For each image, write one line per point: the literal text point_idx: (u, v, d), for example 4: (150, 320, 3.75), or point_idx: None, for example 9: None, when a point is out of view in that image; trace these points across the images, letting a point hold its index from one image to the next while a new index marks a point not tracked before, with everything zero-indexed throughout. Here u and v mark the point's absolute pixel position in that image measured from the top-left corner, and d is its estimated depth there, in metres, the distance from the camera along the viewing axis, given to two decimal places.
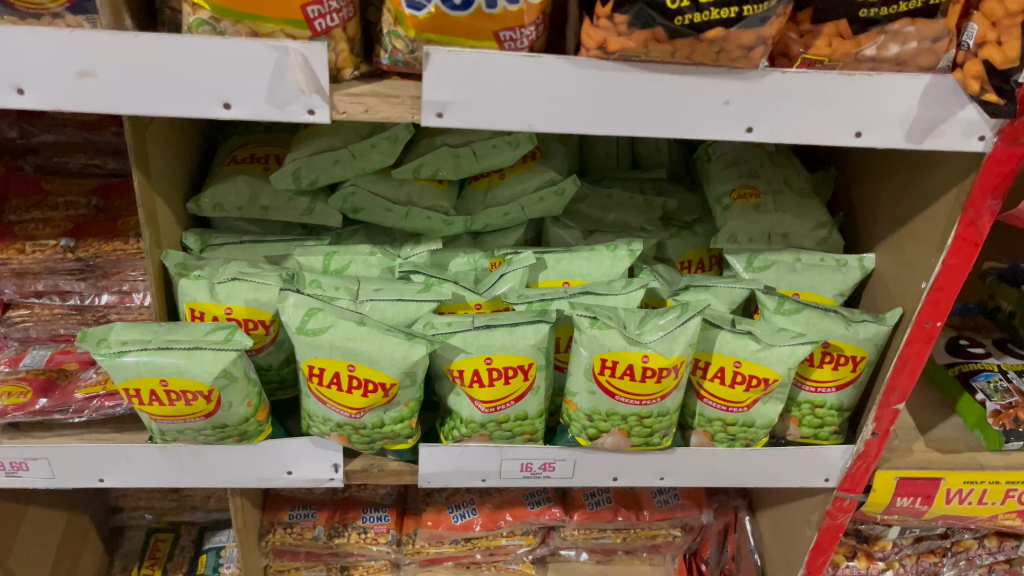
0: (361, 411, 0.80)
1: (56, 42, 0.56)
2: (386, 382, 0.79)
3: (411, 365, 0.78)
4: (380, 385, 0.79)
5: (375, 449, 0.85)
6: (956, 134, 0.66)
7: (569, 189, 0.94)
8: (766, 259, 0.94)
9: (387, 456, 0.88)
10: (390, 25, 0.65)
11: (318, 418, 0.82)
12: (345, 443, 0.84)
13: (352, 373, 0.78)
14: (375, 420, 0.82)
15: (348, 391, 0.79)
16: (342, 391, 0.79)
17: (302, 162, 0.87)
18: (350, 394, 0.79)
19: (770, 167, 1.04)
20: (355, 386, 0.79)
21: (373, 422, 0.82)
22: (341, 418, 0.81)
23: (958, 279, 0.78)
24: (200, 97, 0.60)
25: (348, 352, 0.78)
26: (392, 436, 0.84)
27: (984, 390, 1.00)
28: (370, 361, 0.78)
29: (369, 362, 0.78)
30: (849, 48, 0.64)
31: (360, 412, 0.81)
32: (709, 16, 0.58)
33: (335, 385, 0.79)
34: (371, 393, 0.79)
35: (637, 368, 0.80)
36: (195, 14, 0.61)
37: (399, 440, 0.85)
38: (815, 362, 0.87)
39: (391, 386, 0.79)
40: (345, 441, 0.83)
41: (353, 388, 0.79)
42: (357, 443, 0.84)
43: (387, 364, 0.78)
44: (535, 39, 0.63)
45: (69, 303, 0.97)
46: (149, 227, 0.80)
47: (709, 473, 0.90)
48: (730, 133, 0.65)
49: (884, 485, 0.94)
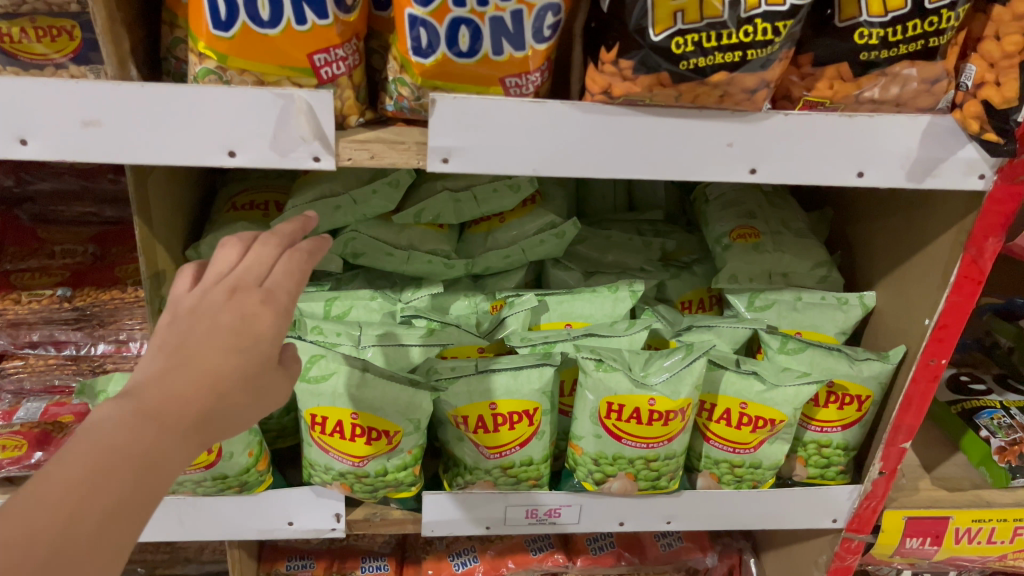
0: (364, 459, 0.79)
1: (62, 93, 0.56)
2: (390, 428, 0.78)
3: (416, 413, 0.78)
4: (384, 432, 0.78)
5: (377, 497, 0.84)
6: (956, 173, 0.66)
7: (569, 232, 0.94)
8: (767, 298, 0.93)
9: (389, 504, 0.86)
10: (396, 73, 0.65)
11: (320, 467, 0.81)
12: (348, 493, 0.82)
13: (355, 421, 0.77)
14: (379, 468, 0.81)
15: (351, 439, 0.78)
16: (345, 439, 0.78)
17: (303, 208, 0.87)
18: (354, 442, 0.78)
19: (768, 207, 1.04)
20: (359, 434, 0.78)
21: (377, 471, 0.81)
22: (344, 466, 0.80)
23: (962, 316, 0.78)
24: (205, 146, 0.59)
25: (352, 400, 0.77)
26: (394, 484, 0.83)
27: (988, 426, 1.00)
28: (375, 409, 0.77)
29: (373, 410, 0.77)
30: (850, 90, 0.64)
31: (364, 460, 0.79)
32: (713, 60, 0.59)
33: (338, 433, 0.78)
34: (375, 440, 0.78)
35: (643, 411, 0.80)
36: (200, 64, 0.60)
37: (402, 488, 0.83)
38: (820, 402, 0.87)
39: (395, 433, 0.79)
40: (347, 490, 0.82)
41: (356, 436, 0.78)
42: (360, 492, 0.82)
43: (392, 412, 0.77)
44: (540, 86, 0.64)
45: (65, 353, 0.95)
46: (149, 274, 0.79)
47: (716, 516, 0.88)
48: (734, 175, 0.65)
49: (892, 526, 0.93)
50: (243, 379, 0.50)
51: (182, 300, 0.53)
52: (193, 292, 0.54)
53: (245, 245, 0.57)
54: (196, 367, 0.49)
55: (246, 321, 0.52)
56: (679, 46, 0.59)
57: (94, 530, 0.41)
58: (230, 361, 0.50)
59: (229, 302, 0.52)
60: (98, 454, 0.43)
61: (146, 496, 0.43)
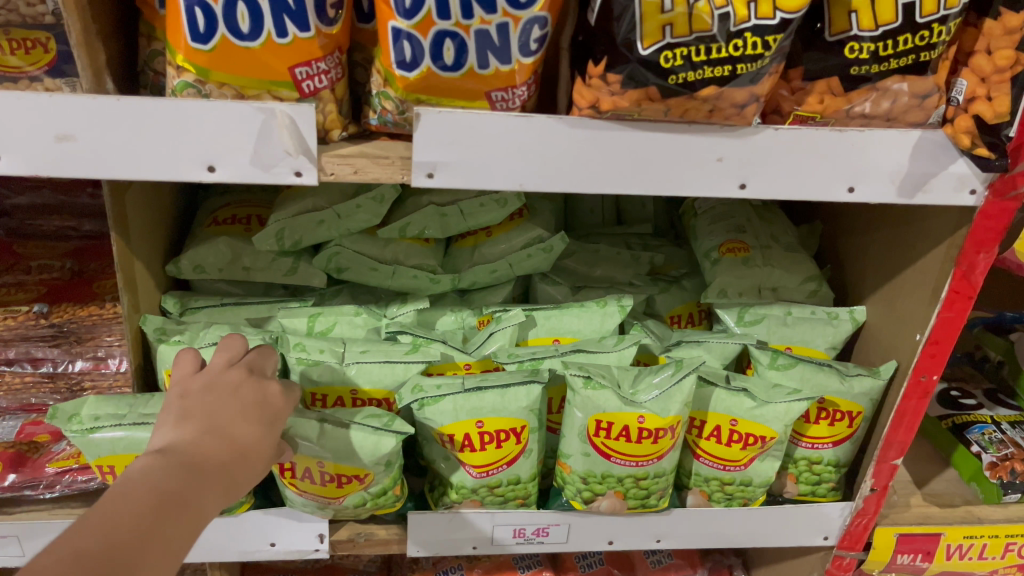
0: (338, 496, 0.79)
1: (35, 106, 0.55)
2: (358, 472, 0.77)
3: (382, 456, 0.76)
4: (353, 475, 0.77)
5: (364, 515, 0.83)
6: (947, 188, 0.66)
7: (557, 246, 0.93)
8: (757, 313, 0.92)
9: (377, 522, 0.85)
10: (379, 86, 0.64)
11: (297, 504, 0.80)
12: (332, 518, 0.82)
13: (322, 468, 0.76)
14: (359, 500, 0.80)
15: (321, 483, 0.77)
16: (315, 484, 0.77)
17: (286, 222, 0.86)
18: (324, 485, 0.77)
19: (757, 221, 1.04)
20: (328, 479, 0.77)
21: (358, 502, 0.80)
22: (321, 503, 0.79)
23: (954, 332, 0.77)
24: (184, 161, 0.58)
25: (314, 452, 0.75)
26: (379, 507, 0.82)
27: (980, 442, 1.00)
28: (339, 457, 0.76)
29: (338, 459, 0.76)
30: (841, 104, 0.64)
31: (342, 496, 0.79)
32: (702, 74, 0.58)
33: (307, 479, 0.77)
34: (345, 482, 0.77)
35: (633, 429, 0.78)
36: (179, 77, 0.59)
37: (388, 506, 0.83)
38: (811, 418, 0.86)
39: (365, 475, 0.77)
40: (331, 518, 0.81)
41: (325, 480, 0.77)
42: (345, 515, 0.82)
43: (357, 457, 0.76)
44: (527, 99, 0.63)
45: (41, 371, 0.92)
46: (127, 290, 0.77)
47: (706, 535, 0.87)
48: (723, 190, 0.64)
49: (884, 543, 0.92)
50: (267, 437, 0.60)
51: (198, 379, 0.61)
52: (203, 374, 0.61)
53: (239, 341, 0.66)
54: (223, 431, 0.56)
55: (263, 398, 0.61)
56: (668, 60, 0.58)
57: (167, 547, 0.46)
58: (255, 432, 0.59)
59: (243, 384, 0.61)
60: (152, 491, 0.49)
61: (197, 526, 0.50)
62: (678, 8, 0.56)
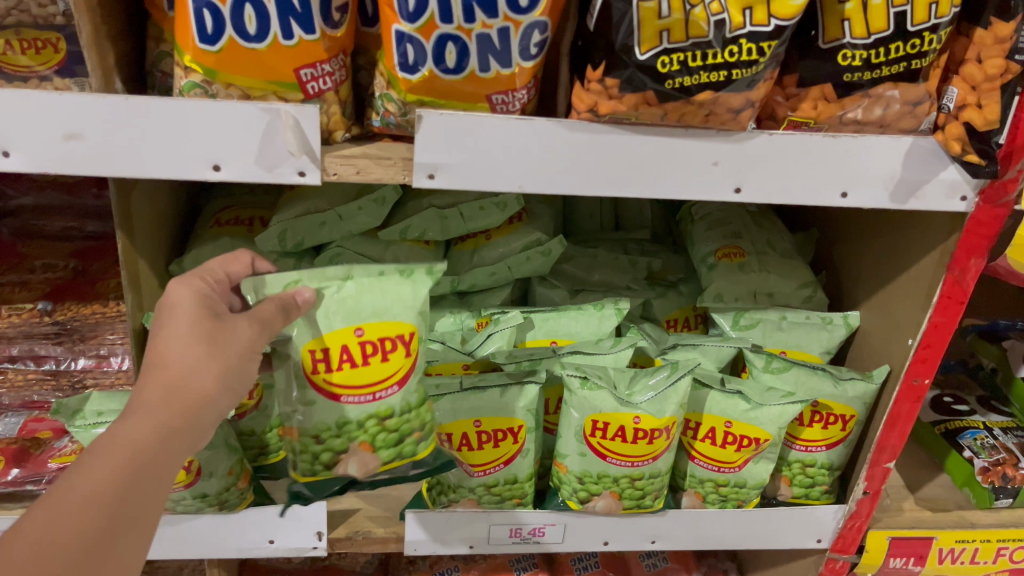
0: (382, 384, 0.70)
1: (45, 104, 0.56)
2: (404, 332, 0.70)
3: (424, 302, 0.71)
4: (398, 338, 0.69)
5: (403, 455, 0.73)
6: (939, 195, 0.67)
7: (555, 249, 0.95)
8: (752, 318, 0.93)
9: (407, 472, 0.74)
10: (382, 89, 0.65)
11: (331, 429, 0.70)
12: (373, 457, 0.71)
13: (363, 338, 0.68)
14: (402, 402, 0.71)
15: (364, 362, 0.69)
16: (357, 365, 0.69)
17: (288, 224, 0.86)
18: (368, 365, 0.69)
19: (753, 228, 1.05)
20: (371, 353, 0.69)
21: (401, 406, 0.71)
22: (362, 411, 0.70)
23: (945, 336, 0.79)
24: (190, 160, 0.59)
25: (352, 314, 0.68)
26: (420, 424, 0.73)
27: (972, 447, 1.00)
28: (379, 315, 0.69)
29: (378, 316, 0.69)
30: (835, 110, 0.65)
31: (388, 390, 0.70)
32: (699, 79, 0.60)
33: (348, 362, 0.68)
34: (391, 352, 0.69)
35: (628, 430, 0.79)
36: (186, 77, 0.60)
37: (423, 436, 0.74)
38: (805, 421, 0.87)
39: (409, 336, 0.70)
40: (371, 448, 0.71)
41: (369, 355, 0.69)
42: (384, 448, 0.71)
43: (400, 310, 0.69)
44: (527, 103, 0.64)
45: (44, 368, 0.93)
46: (132, 288, 0.78)
47: (700, 536, 0.88)
48: (719, 193, 0.65)
49: (877, 545, 0.93)
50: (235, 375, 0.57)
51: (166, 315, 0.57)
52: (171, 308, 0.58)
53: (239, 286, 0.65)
54: (188, 387, 0.54)
55: (232, 326, 0.58)
56: (665, 65, 0.59)
57: (119, 550, 0.47)
58: (218, 376, 0.55)
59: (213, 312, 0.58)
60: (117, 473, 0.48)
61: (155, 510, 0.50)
62: (674, 14, 0.58)
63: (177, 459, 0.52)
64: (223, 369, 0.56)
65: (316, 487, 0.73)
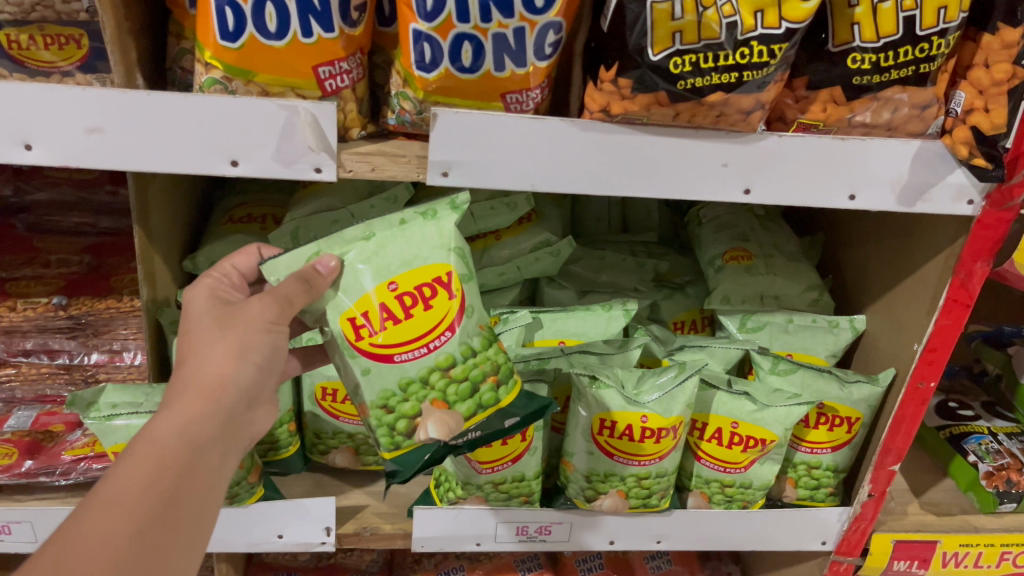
0: (434, 332, 0.67)
1: (68, 99, 0.57)
2: (440, 274, 0.68)
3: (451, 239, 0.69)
4: (435, 281, 0.67)
5: (484, 406, 0.69)
6: (945, 198, 0.68)
7: (564, 250, 0.96)
8: (759, 320, 0.94)
9: (506, 424, 0.70)
10: (398, 87, 0.66)
11: (398, 391, 0.67)
12: (451, 411, 0.68)
13: (399, 291, 0.66)
14: (463, 347, 0.68)
15: (406, 314, 0.66)
16: (400, 319, 0.66)
17: (301, 221, 0.88)
18: (412, 315, 0.66)
19: (760, 231, 1.06)
20: (411, 303, 0.66)
21: (461, 352, 0.68)
22: (423, 366, 0.67)
23: (950, 340, 0.79)
24: (209, 156, 0.60)
25: (381, 270, 0.66)
26: (492, 369, 0.70)
27: (976, 452, 1.01)
28: (410, 263, 0.67)
29: (407, 265, 0.67)
30: (843, 113, 0.66)
31: (440, 337, 0.67)
32: (710, 80, 0.61)
33: (391, 319, 0.66)
34: (432, 298, 0.67)
35: (636, 429, 0.80)
36: (207, 73, 0.61)
37: (500, 380, 0.70)
38: (810, 423, 0.88)
39: (448, 277, 0.68)
40: (445, 403, 0.68)
41: (410, 306, 0.66)
42: (460, 400, 0.68)
43: (428, 250, 0.68)
44: (540, 102, 0.65)
45: (57, 362, 0.94)
46: (147, 283, 0.79)
47: (705, 537, 0.88)
48: (728, 195, 0.66)
49: (881, 549, 0.93)
50: (252, 351, 0.59)
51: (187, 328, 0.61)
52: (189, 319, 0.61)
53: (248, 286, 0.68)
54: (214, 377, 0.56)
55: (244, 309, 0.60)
56: (677, 66, 0.60)
57: (172, 528, 0.49)
58: (231, 358, 0.57)
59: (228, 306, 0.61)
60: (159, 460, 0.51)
61: (190, 498, 0.51)
62: (687, 16, 0.59)
63: (212, 446, 0.54)
64: (236, 350, 0.58)
65: (408, 460, 0.68)
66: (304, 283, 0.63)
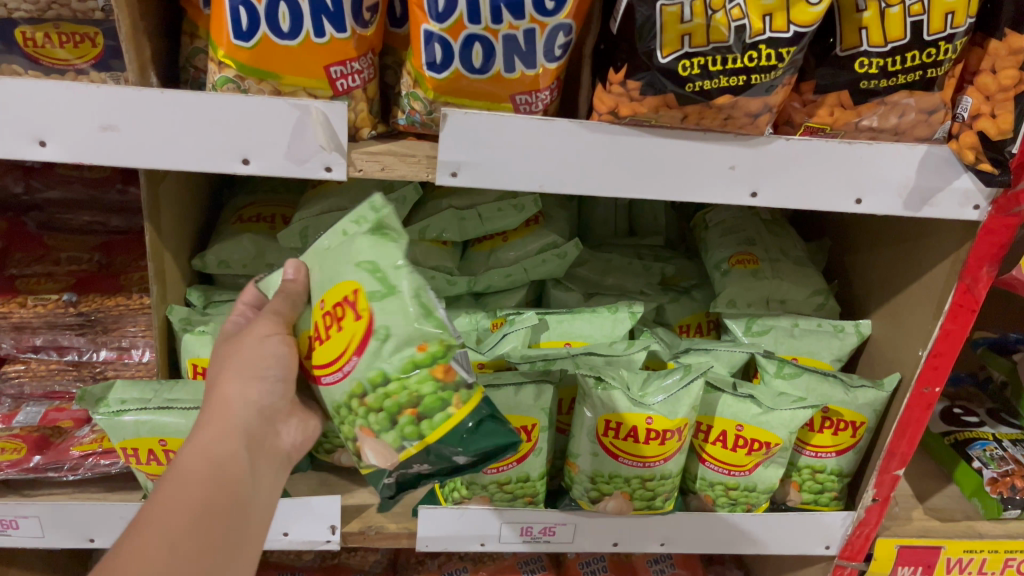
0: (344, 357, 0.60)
1: (83, 97, 0.57)
2: (349, 293, 0.60)
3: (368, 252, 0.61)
4: (344, 300, 0.60)
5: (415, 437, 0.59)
6: (952, 204, 0.68)
7: (570, 252, 0.96)
8: (764, 324, 0.95)
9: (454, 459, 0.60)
10: (409, 88, 0.66)
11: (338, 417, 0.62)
12: (373, 440, 0.60)
13: (323, 312, 0.62)
14: (375, 374, 0.59)
15: (326, 337, 0.61)
16: (323, 342, 0.62)
17: (310, 221, 0.89)
18: (330, 339, 0.61)
19: (767, 235, 1.06)
20: (330, 324, 0.61)
21: (370, 379, 0.59)
22: (343, 392, 0.60)
23: (955, 344, 0.80)
24: (221, 154, 0.61)
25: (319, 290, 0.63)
26: (410, 400, 0.59)
27: (981, 458, 1.01)
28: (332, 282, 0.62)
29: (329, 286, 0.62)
30: (850, 117, 0.67)
31: (349, 362, 0.59)
32: (718, 83, 0.61)
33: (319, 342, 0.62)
34: (343, 319, 0.60)
35: (641, 430, 0.80)
36: (220, 72, 0.62)
37: (425, 412, 0.59)
38: (815, 427, 0.88)
39: (355, 295, 0.60)
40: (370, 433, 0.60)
41: (330, 328, 0.61)
42: (381, 428, 0.60)
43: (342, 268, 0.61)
44: (549, 104, 0.66)
45: (67, 359, 0.95)
46: (157, 280, 0.80)
47: (708, 540, 0.89)
48: (735, 198, 0.66)
49: (885, 554, 0.94)
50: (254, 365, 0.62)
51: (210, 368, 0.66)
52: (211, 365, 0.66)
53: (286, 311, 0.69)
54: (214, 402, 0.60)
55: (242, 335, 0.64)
56: (685, 69, 0.61)
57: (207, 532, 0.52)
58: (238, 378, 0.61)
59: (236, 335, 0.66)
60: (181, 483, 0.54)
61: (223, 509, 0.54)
62: (697, 19, 0.59)
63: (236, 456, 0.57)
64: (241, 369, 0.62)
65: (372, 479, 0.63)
66: (281, 296, 0.65)
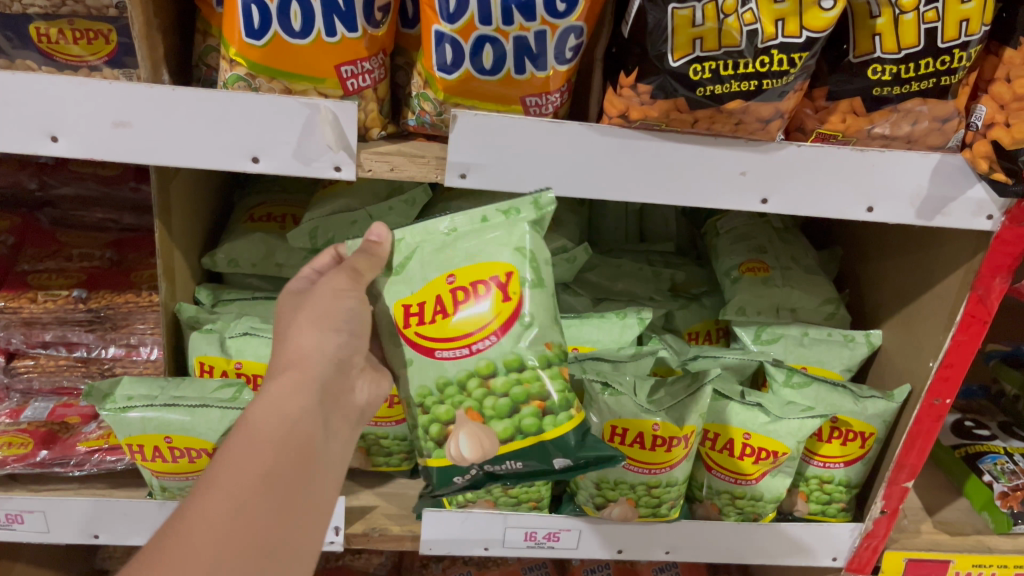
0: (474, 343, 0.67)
1: (96, 93, 0.58)
2: (499, 274, 0.67)
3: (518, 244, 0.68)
4: (486, 283, 0.67)
5: None
6: (965, 213, 0.67)
7: (580, 257, 0.96)
8: (774, 332, 0.94)
9: None
10: (419, 88, 0.67)
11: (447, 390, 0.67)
12: None
13: (451, 285, 0.67)
14: (512, 359, 0.66)
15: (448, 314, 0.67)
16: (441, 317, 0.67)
17: (319, 221, 0.89)
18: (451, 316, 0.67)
19: (778, 243, 1.06)
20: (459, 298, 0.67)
21: (501, 362, 0.66)
22: (460, 368, 0.67)
23: (968, 356, 0.79)
24: (231, 152, 0.61)
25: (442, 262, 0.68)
26: None
27: (991, 471, 0.99)
28: (470, 259, 0.67)
29: (471, 260, 0.67)
30: (863, 124, 0.66)
31: (484, 342, 0.66)
32: (730, 88, 0.61)
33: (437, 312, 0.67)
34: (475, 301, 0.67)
35: (647, 437, 0.80)
36: (231, 70, 0.62)
37: None
38: (824, 437, 0.87)
39: (496, 280, 0.67)
40: None
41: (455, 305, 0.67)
42: None
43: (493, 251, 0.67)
44: (559, 107, 0.66)
45: (75, 355, 0.95)
46: (166, 278, 0.80)
47: (715, 549, 0.88)
48: (745, 205, 0.66)
49: (893, 567, 0.93)
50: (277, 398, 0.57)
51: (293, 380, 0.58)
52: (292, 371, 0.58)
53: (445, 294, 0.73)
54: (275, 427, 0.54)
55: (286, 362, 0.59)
56: (696, 73, 0.61)
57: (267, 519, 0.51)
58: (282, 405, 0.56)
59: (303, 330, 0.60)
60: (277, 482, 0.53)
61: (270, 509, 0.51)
62: (708, 23, 0.59)
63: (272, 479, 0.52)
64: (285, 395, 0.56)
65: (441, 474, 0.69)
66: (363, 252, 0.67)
